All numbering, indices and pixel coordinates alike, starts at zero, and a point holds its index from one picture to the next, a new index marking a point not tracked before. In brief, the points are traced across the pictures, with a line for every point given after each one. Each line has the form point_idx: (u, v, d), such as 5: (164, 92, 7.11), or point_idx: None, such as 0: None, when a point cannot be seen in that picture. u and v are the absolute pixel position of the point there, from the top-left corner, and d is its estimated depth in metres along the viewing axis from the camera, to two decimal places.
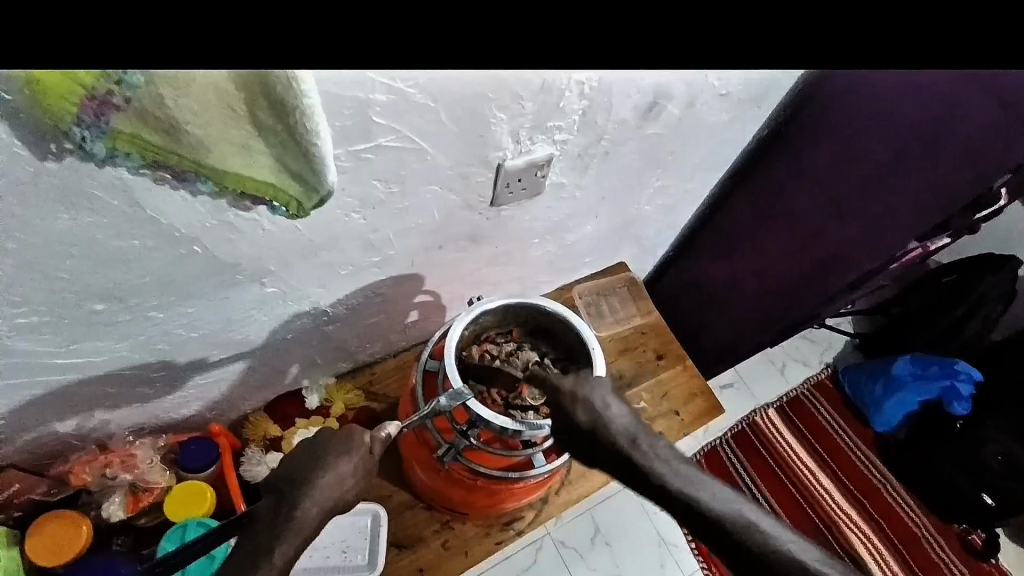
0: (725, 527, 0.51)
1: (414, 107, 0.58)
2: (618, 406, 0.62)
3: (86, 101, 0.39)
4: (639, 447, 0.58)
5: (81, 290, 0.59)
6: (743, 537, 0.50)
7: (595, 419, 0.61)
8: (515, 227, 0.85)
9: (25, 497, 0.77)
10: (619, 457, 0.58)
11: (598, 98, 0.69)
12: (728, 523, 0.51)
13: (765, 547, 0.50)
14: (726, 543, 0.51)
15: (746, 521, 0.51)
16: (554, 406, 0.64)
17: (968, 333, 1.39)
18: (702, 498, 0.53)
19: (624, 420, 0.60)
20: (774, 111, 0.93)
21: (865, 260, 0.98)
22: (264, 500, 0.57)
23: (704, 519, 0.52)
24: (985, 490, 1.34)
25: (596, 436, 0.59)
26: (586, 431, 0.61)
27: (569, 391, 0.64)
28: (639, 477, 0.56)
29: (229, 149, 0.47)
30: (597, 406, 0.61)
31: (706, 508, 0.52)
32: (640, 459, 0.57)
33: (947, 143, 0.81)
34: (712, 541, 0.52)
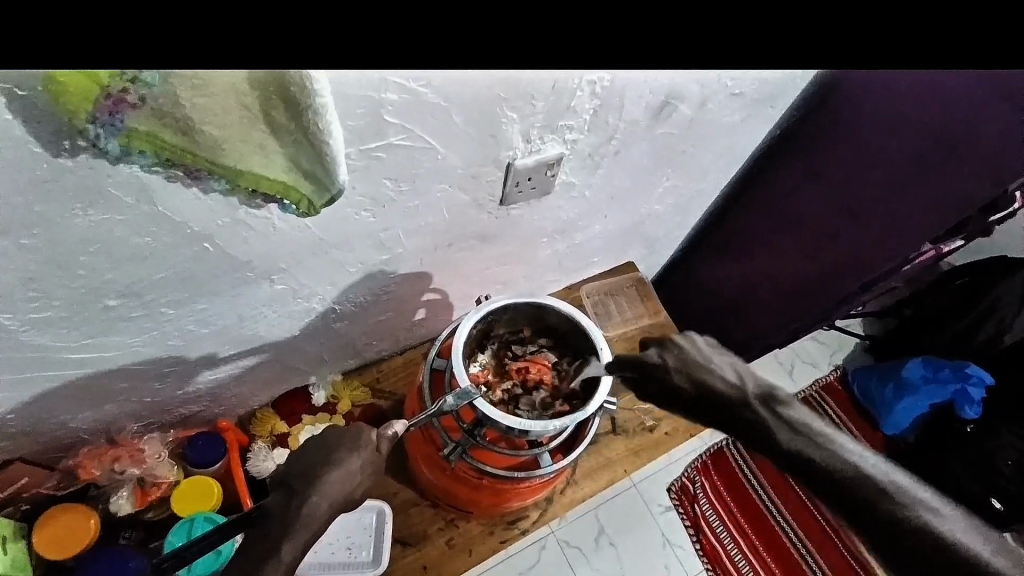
0: (840, 477, 0.59)
1: (426, 106, 0.58)
2: (714, 368, 0.69)
3: (101, 99, 0.39)
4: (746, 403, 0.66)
5: (96, 286, 0.60)
6: (860, 486, 0.58)
7: (695, 381, 0.69)
8: (524, 226, 0.85)
9: (36, 490, 0.77)
10: (734, 416, 0.66)
11: (610, 97, 0.68)
12: (847, 476, 0.59)
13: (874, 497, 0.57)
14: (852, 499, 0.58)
15: (867, 473, 0.59)
16: (645, 376, 0.71)
17: (980, 339, 1.37)
18: (819, 450, 0.61)
19: (726, 377, 0.68)
20: (788, 111, 0.91)
21: (880, 263, 0.97)
22: (274, 497, 0.57)
23: (818, 469, 0.60)
24: (994, 495, 1.32)
25: (706, 400, 0.68)
26: (690, 394, 0.68)
27: (661, 362, 0.71)
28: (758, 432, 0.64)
29: (244, 148, 0.47)
30: (697, 371, 0.69)
31: (828, 460, 0.60)
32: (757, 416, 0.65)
33: (965, 148, 0.81)
34: (825, 489, 0.60)
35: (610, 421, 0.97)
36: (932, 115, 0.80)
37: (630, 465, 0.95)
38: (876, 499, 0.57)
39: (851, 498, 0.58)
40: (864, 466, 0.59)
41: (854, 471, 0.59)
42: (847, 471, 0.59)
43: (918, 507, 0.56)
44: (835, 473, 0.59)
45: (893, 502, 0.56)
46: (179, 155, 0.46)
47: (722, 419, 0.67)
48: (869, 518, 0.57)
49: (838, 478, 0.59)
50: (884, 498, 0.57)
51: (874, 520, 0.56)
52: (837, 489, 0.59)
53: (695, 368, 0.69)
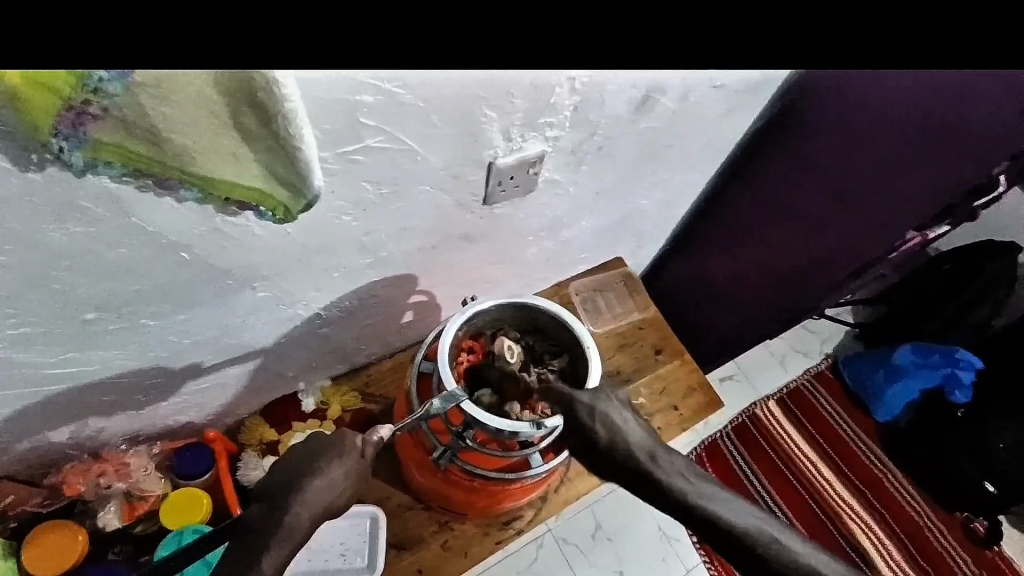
0: (754, 544, 0.57)
1: (402, 108, 0.57)
2: (634, 430, 0.64)
3: (63, 111, 0.38)
4: (662, 466, 0.61)
5: (71, 300, 0.58)
6: (770, 552, 0.57)
7: (615, 437, 0.63)
8: (509, 225, 0.84)
9: (20, 508, 0.76)
10: (639, 473, 0.61)
11: (590, 93, 0.67)
12: (760, 541, 0.57)
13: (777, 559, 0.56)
14: (743, 554, 0.57)
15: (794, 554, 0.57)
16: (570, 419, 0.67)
17: (972, 320, 1.39)
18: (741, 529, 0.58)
19: (638, 435, 0.63)
20: (769, 101, 0.89)
21: (867, 247, 1.03)
22: (258, 509, 0.56)
23: (737, 538, 0.57)
24: (987, 478, 1.34)
25: (617, 453, 0.62)
26: (603, 446, 0.63)
27: (587, 406, 0.67)
28: (658, 489, 0.60)
29: (214, 157, 0.46)
30: (614, 422, 0.64)
31: (762, 540, 0.57)
32: (661, 475, 0.60)
33: (951, 130, 0.84)
34: (748, 565, 0.57)
35: None
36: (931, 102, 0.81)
37: None
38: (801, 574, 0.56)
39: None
40: (788, 546, 0.57)
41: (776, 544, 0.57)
42: (759, 539, 0.57)
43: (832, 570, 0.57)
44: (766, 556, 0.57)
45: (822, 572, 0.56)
46: (149, 166, 0.45)
47: (642, 487, 0.61)
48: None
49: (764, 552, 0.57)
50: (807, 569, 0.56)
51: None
52: (761, 567, 0.57)
53: (618, 423, 0.64)
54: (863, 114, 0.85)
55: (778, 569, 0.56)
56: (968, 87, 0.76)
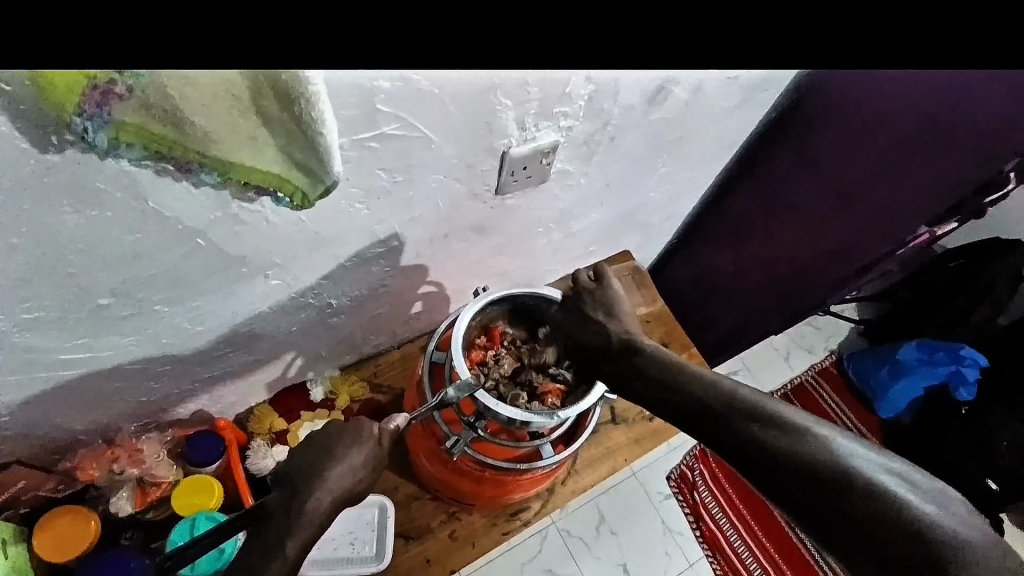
0: (716, 413, 0.57)
1: (419, 94, 0.57)
2: (615, 318, 0.74)
3: (88, 91, 0.39)
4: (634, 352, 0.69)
5: (87, 285, 0.59)
6: (735, 422, 0.56)
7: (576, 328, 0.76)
8: (519, 217, 0.84)
9: (34, 493, 0.77)
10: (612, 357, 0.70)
11: (605, 84, 0.67)
12: (723, 410, 0.57)
13: (743, 428, 0.55)
14: (708, 425, 0.58)
15: (764, 421, 0.55)
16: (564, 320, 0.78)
17: (976, 318, 1.39)
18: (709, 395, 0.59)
19: (617, 326, 0.72)
20: (778, 99, 0.90)
21: (875, 247, 1.01)
22: (276, 492, 0.57)
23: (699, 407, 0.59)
24: (989, 476, 1.33)
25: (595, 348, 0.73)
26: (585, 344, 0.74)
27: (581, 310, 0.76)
28: (624, 368, 0.68)
29: (234, 140, 0.47)
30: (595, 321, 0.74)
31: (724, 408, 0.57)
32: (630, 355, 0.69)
33: (953, 129, 0.82)
34: (714, 435, 0.57)
35: (609, 410, 0.97)
36: (925, 99, 0.79)
37: (631, 454, 0.95)
38: (784, 447, 0.52)
39: (754, 456, 0.54)
40: (757, 411, 0.56)
41: (750, 417, 0.55)
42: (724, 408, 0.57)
43: (829, 446, 0.52)
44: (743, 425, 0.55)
45: (815, 448, 0.52)
46: (169, 148, 0.45)
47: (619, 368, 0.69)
48: (772, 467, 0.52)
49: (739, 418, 0.56)
50: (793, 441, 0.53)
51: (749, 458, 0.54)
52: (724, 434, 0.56)
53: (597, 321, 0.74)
54: (877, 112, 0.85)
55: (749, 448, 0.54)
56: (959, 86, 0.74)
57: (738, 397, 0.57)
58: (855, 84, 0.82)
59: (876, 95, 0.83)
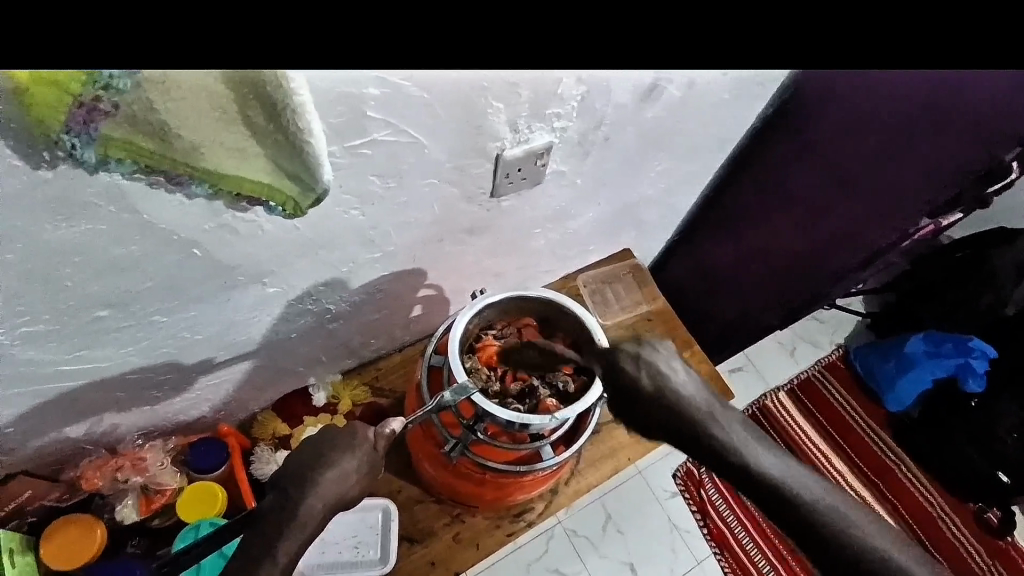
0: (800, 507, 0.58)
1: (407, 100, 0.56)
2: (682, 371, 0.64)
3: (75, 109, 0.39)
4: (712, 420, 0.62)
5: (85, 297, 0.59)
6: (816, 514, 0.58)
7: (661, 389, 0.63)
8: (515, 218, 0.84)
9: (39, 502, 0.78)
10: (684, 425, 0.62)
11: (597, 86, 0.66)
12: (806, 504, 0.58)
13: (827, 523, 0.57)
14: (784, 513, 0.59)
15: (839, 515, 0.58)
16: (616, 369, 0.66)
17: (981, 307, 1.37)
18: (807, 497, 0.58)
19: (687, 387, 0.64)
20: (770, 100, 0.88)
21: (875, 233, 1.03)
22: (270, 497, 0.57)
23: (783, 499, 0.58)
24: (1001, 468, 1.32)
25: (664, 405, 0.63)
26: (647, 394, 0.64)
27: (633, 354, 0.66)
28: (698, 440, 0.61)
29: (222, 151, 0.46)
30: (660, 373, 0.64)
31: (810, 503, 0.58)
32: (709, 430, 0.61)
33: (956, 117, 0.82)
34: (794, 529, 0.59)
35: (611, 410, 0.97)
36: (927, 95, 0.77)
37: (634, 452, 0.95)
38: (851, 550, 0.56)
39: (829, 543, 0.57)
40: (834, 510, 0.58)
41: (834, 511, 0.58)
42: (808, 501, 0.58)
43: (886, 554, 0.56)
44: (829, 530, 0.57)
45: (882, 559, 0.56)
46: (158, 162, 0.45)
47: (688, 439, 0.62)
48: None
49: (831, 536, 0.57)
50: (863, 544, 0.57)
51: (824, 551, 0.57)
52: (804, 529, 0.58)
53: (665, 374, 0.64)
54: (876, 107, 0.83)
55: (829, 540, 0.57)
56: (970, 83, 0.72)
57: (815, 492, 0.58)
58: (841, 81, 0.78)
59: (880, 93, 0.79)
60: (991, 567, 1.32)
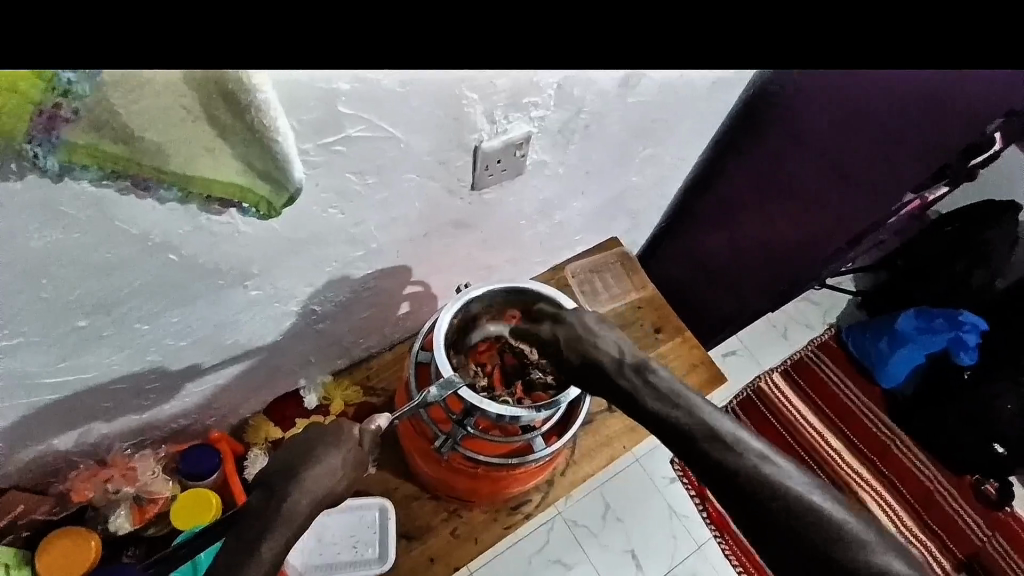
0: (708, 447, 0.56)
1: (382, 95, 0.56)
2: (604, 336, 0.67)
3: (34, 115, 0.39)
4: (630, 374, 0.64)
5: (63, 307, 0.58)
6: (725, 454, 0.55)
7: (585, 356, 0.66)
8: (499, 210, 0.83)
9: (31, 516, 0.77)
10: (607, 381, 0.64)
11: (574, 75, 0.65)
12: (715, 444, 0.56)
13: (736, 464, 0.54)
14: (697, 455, 0.57)
15: (751, 457, 0.54)
16: (544, 345, 0.70)
17: (974, 284, 1.39)
18: (714, 436, 0.57)
19: (612, 348, 0.66)
20: (743, 91, 0.90)
21: (871, 222, 1.05)
22: (257, 499, 0.57)
23: (692, 441, 0.57)
24: (995, 441, 1.34)
25: (586, 367, 0.66)
26: (573, 362, 0.67)
27: (551, 332, 0.69)
28: (622, 393, 0.63)
29: (190, 153, 0.46)
30: (581, 338, 0.67)
31: (717, 443, 0.56)
32: (627, 383, 0.63)
33: (952, 109, 0.82)
34: (710, 476, 0.56)
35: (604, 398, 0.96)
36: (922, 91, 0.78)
37: (629, 440, 0.95)
38: (762, 490, 0.53)
39: (738, 488, 0.54)
40: (746, 452, 0.55)
41: (743, 450, 0.55)
42: (716, 439, 0.56)
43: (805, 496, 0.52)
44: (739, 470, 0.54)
45: (799, 501, 0.52)
46: (124, 166, 0.45)
47: (614, 394, 0.64)
48: (765, 526, 0.52)
49: (739, 477, 0.54)
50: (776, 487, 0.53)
51: (738, 494, 0.54)
52: (716, 473, 0.55)
53: (586, 338, 0.67)
54: (873, 102, 0.84)
55: (741, 484, 0.53)
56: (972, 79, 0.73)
57: (727, 431, 0.57)
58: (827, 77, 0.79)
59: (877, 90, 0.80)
60: (989, 538, 1.33)
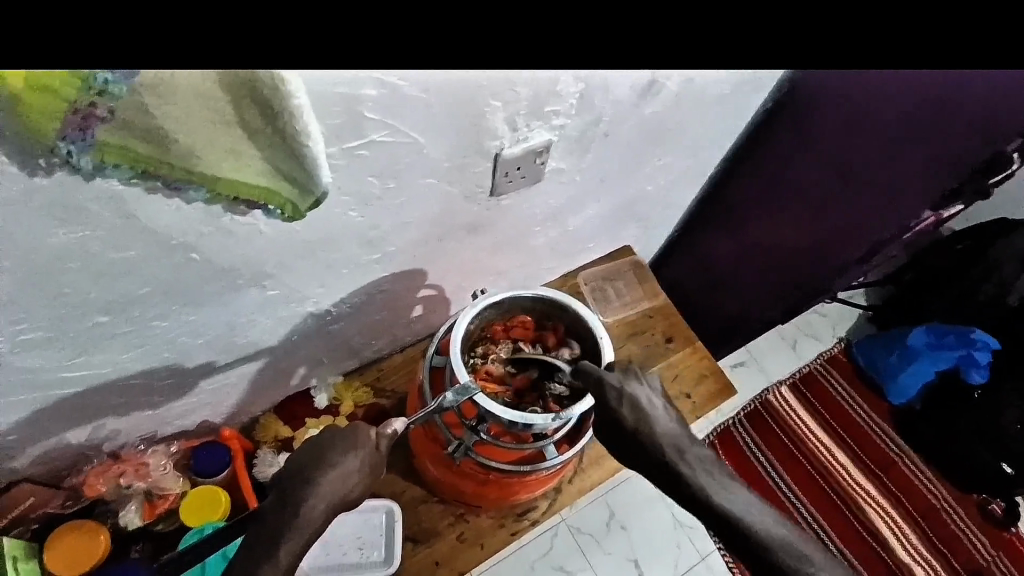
0: (764, 545, 0.59)
1: (406, 100, 0.56)
2: (661, 408, 0.66)
3: (69, 115, 0.39)
4: (687, 458, 0.63)
5: (83, 303, 0.59)
6: (778, 554, 0.59)
7: (641, 425, 0.64)
8: (516, 215, 0.84)
9: (42, 510, 0.78)
10: (661, 458, 0.63)
11: (596, 83, 0.66)
12: (771, 545, 0.59)
13: (788, 564, 0.58)
14: (747, 547, 0.60)
15: (798, 553, 0.59)
16: (596, 398, 0.66)
17: (983, 298, 1.37)
18: (767, 536, 0.59)
19: (667, 425, 0.65)
20: (767, 96, 0.88)
21: (874, 231, 1.03)
22: (272, 500, 0.57)
23: (747, 536, 0.59)
24: (1004, 460, 1.32)
25: (641, 438, 0.64)
26: (628, 431, 0.64)
27: (616, 389, 0.66)
28: (673, 475, 0.62)
29: (219, 156, 0.46)
30: (641, 406, 0.65)
31: (770, 543, 0.59)
32: (682, 465, 0.62)
33: (954, 110, 0.81)
34: (756, 565, 0.60)
35: None
36: (928, 91, 0.78)
37: None
38: None
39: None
40: (794, 548, 0.59)
41: (793, 553, 0.59)
42: (769, 538, 0.59)
43: None
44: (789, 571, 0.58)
45: None
46: (154, 167, 0.45)
47: (666, 475, 0.63)
48: None
49: (784, 568, 0.58)
50: None
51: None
52: (767, 565, 0.59)
53: (643, 409, 0.65)
54: (883, 101, 0.82)
55: (784, 574, 0.58)
56: (983, 80, 0.72)
57: (776, 530, 0.60)
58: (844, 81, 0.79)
59: (890, 88, 0.78)
60: (994, 558, 1.33)
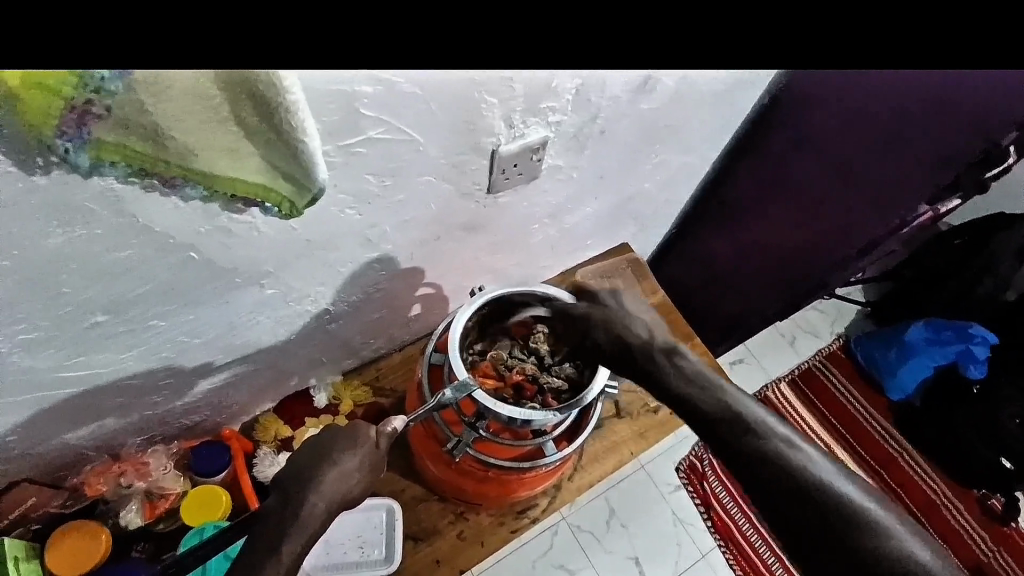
0: (734, 428, 0.62)
1: (402, 98, 0.56)
2: (640, 321, 0.74)
3: (66, 112, 0.39)
4: (660, 357, 0.71)
5: (81, 303, 0.59)
6: (745, 434, 0.62)
7: (617, 336, 0.73)
8: (513, 213, 0.84)
9: (43, 510, 0.78)
10: (637, 362, 0.71)
11: (592, 80, 0.66)
12: (736, 423, 0.62)
13: (755, 442, 0.61)
14: (719, 432, 0.63)
15: (770, 434, 0.61)
16: (577, 325, 0.75)
17: (980, 293, 1.37)
18: (737, 418, 0.63)
19: (643, 331, 0.73)
20: (754, 103, 0.91)
21: (871, 226, 1.04)
22: (273, 499, 0.57)
23: (715, 419, 0.64)
24: (1004, 454, 1.33)
25: (617, 348, 0.72)
26: (605, 345, 0.73)
27: (587, 311, 0.76)
28: (651, 373, 0.70)
29: (216, 153, 0.46)
30: (614, 322, 0.74)
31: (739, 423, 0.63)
32: (656, 364, 0.70)
33: (952, 105, 0.80)
34: (728, 447, 0.62)
35: (613, 404, 0.97)
36: (926, 89, 0.77)
37: (636, 446, 0.94)
38: (777, 466, 0.59)
39: (749, 459, 0.60)
40: (764, 428, 0.62)
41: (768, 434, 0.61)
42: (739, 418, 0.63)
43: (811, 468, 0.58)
44: (761, 451, 0.60)
45: (807, 476, 0.57)
46: (151, 164, 0.45)
47: (644, 376, 0.70)
48: (769, 492, 0.58)
49: (754, 448, 0.60)
50: (791, 466, 0.58)
51: (744, 463, 0.60)
52: (736, 445, 0.61)
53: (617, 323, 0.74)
54: (880, 97, 0.82)
55: (755, 455, 0.60)
56: (980, 78, 0.70)
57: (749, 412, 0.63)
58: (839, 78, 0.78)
59: (887, 86, 0.78)
60: (995, 554, 1.32)
